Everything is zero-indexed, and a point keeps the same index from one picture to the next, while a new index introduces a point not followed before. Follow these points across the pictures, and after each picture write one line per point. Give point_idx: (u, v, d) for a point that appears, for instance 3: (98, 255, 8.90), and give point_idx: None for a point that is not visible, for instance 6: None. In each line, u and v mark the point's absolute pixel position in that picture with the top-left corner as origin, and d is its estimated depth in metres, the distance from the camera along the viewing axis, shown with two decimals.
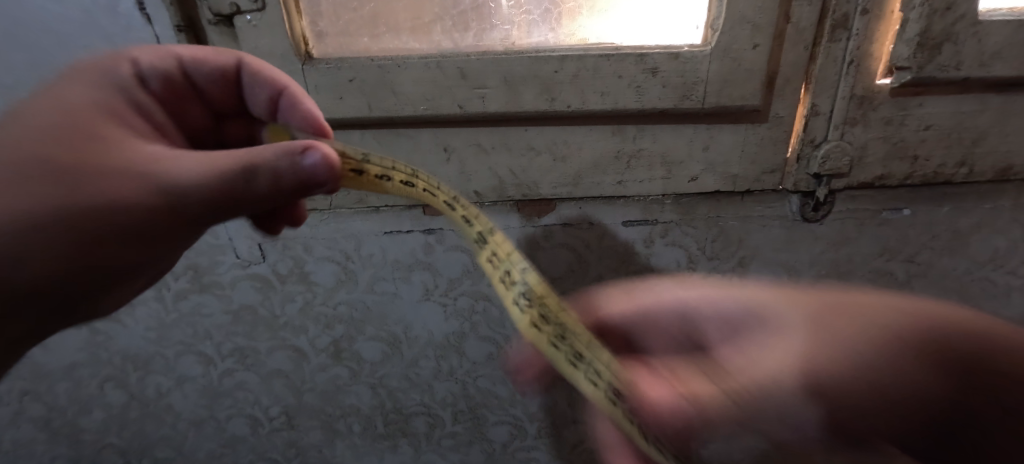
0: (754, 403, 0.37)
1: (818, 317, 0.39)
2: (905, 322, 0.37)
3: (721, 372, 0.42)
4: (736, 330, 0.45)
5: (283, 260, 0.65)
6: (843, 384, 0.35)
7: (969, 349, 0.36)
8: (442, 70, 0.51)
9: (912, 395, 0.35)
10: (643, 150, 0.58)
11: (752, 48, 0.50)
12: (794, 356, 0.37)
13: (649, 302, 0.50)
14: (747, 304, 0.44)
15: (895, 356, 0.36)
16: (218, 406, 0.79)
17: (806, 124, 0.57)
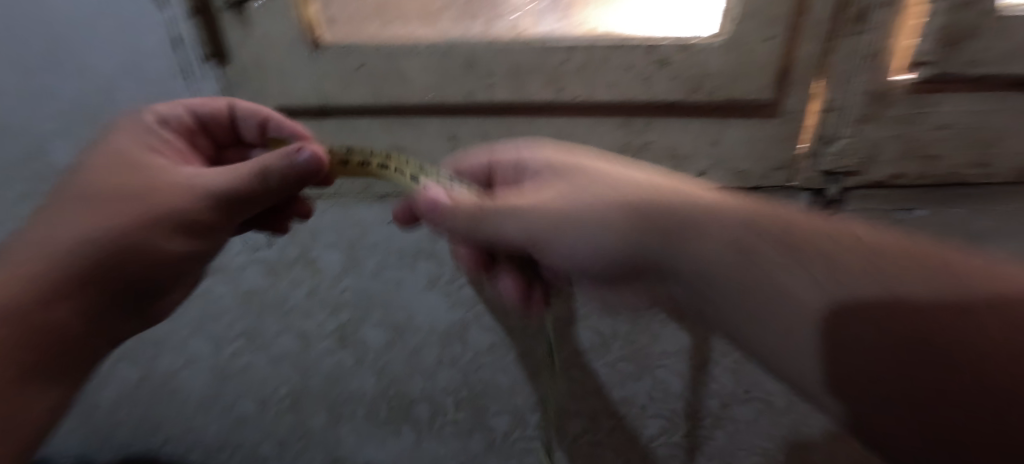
0: (558, 226, 0.42)
1: (679, 198, 0.42)
2: (772, 213, 0.40)
3: (537, 181, 0.45)
4: (559, 171, 0.45)
5: (292, 245, 0.66)
6: (643, 216, 0.41)
7: (866, 250, 0.36)
8: (449, 59, 0.51)
9: (733, 263, 0.39)
10: (650, 142, 0.57)
11: (764, 40, 0.49)
12: (612, 186, 0.42)
13: (507, 154, 0.49)
14: (572, 166, 0.45)
15: (755, 241, 0.38)
16: (226, 386, 0.81)
17: (818, 119, 0.56)
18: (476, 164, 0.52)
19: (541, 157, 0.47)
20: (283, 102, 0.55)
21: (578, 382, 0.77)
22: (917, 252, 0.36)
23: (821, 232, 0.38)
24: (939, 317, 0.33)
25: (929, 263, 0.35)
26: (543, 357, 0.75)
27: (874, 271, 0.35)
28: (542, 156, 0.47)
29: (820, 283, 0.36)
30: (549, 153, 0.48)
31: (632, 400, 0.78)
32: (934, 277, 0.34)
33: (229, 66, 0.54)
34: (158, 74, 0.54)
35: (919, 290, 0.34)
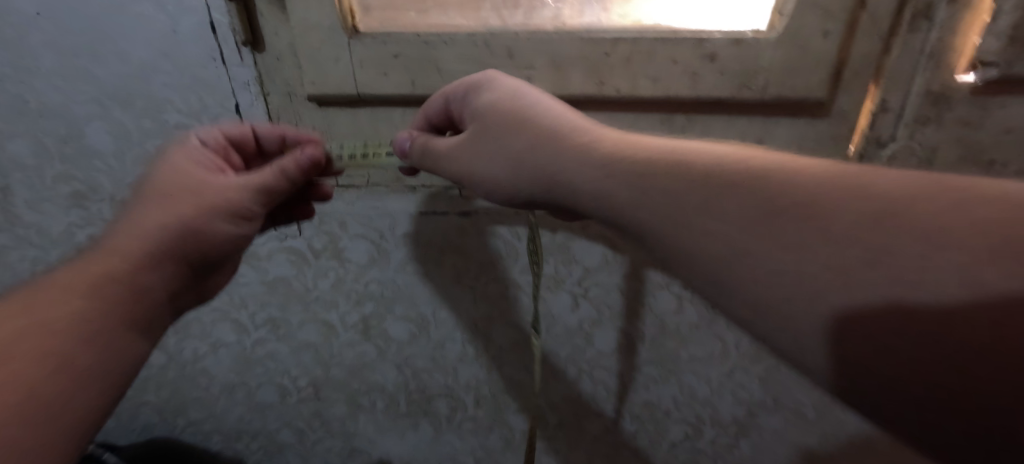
0: (491, 172, 0.46)
1: (602, 149, 0.41)
2: (704, 149, 0.37)
3: (474, 129, 0.47)
4: (494, 122, 0.46)
5: (319, 235, 0.65)
6: (564, 169, 0.42)
7: (786, 196, 0.32)
8: (489, 49, 0.49)
9: (643, 210, 0.37)
10: (692, 140, 0.55)
11: (821, 34, 0.46)
12: (539, 139, 0.44)
13: (454, 90, 0.48)
14: (512, 114, 0.45)
15: (662, 185, 0.37)
16: (249, 373, 0.81)
17: (873, 120, 0.53)
18: (434, 103, 0.49)
19: (487, 104, 0.46)
20: (316, 92, 0.54)
21: (602, 384, 0.75)
22: (853, 189, 0.31)
23: (757, 176, 0.34)
24: (842, 265, 0.29)
25: (869, 204, 0.30)
26: (568, 357, 0.73)
27: (791, 219, 0.31)
28: (487, 103, 0.46)
29: (716, 231, 0.34)
30: (499, 94, 0.47)
31: (658, 405, 0.75)
32: (868, 218, 0.30)
33: (262, 52, 0.54)
34: (194, 58, 0.54)
35: (827, 239, 0.30)
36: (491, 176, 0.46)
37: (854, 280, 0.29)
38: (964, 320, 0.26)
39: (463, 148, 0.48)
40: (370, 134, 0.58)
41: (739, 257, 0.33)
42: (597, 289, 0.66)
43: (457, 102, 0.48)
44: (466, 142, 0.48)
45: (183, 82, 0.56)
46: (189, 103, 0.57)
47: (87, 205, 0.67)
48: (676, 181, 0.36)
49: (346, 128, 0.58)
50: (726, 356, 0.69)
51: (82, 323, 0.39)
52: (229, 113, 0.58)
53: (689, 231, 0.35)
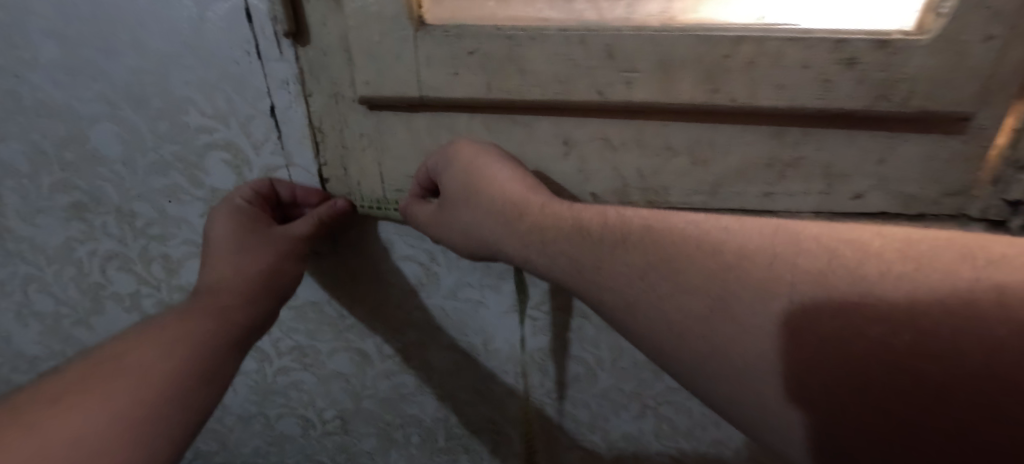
0: (455, 240, 0.49)
1: (528, 220, 0.45)
2: (618, 217, 0.42)
3: (444, 198, 0.48)
4: (456, 195, 0.47)
5: (359, 256, 0.57)
6: (500, 237, 0.46)
7: (665, 257, 0.38)
8: (585, 47, 0.41)
9: (557, 266, 0.43)
10: (805, 157, 0.48)
11: (983, 40, 0.39)
12: (486, 213, 0.46)
13: (432, 162, 0.48)
14: (467, 188, 0.46)
15: (577, 250, 0.42)
16: (269, 404, 0.73)
17: (1011, 140, 0.45)
18: (417, 178, 0.50)
19: (453, 181, 0.46)
20: (371, 94, 0.45)
21: (666, 422, 0.68)
22: (712, 256, 0.37)
23: (647, 239, 0.39)
24: (695, 319, 0.36)
25: (722, 272, 0.36)
26: (631, 392, 0.66)
27: (669, 278, 0.38)
28: (451, 178, 0.46)
29: (613, 287, 0.40)
30: (456, 165, 0.46)
31: (727, 444, 0.69)
32: (713, 284, 0.36)
33: (306, 46, 0.44)
34: (223, 52, 0.45)
35: (694, 303, 0.36)
36: (451, 240, 0.49)
37: (704, 333, 0.35)
38: (786, 372, 0.32)
39: (430, 219, 0.49)
40: (428, 144, 0.49)
41: (630, 309, 0.39)
42: None
43: (433, 173, 0.48)
44: (432, 214, 0.49)
45: (208, 80, 0.47)
46: (215, 105, 0.48)
47: (89, 219, 0.58)
48: (568, 245, 0.43)
49: (399, 136, 0.49)
50: None
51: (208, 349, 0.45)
52: (262, 117, 0.49)
53: (595, 286, 0.41)
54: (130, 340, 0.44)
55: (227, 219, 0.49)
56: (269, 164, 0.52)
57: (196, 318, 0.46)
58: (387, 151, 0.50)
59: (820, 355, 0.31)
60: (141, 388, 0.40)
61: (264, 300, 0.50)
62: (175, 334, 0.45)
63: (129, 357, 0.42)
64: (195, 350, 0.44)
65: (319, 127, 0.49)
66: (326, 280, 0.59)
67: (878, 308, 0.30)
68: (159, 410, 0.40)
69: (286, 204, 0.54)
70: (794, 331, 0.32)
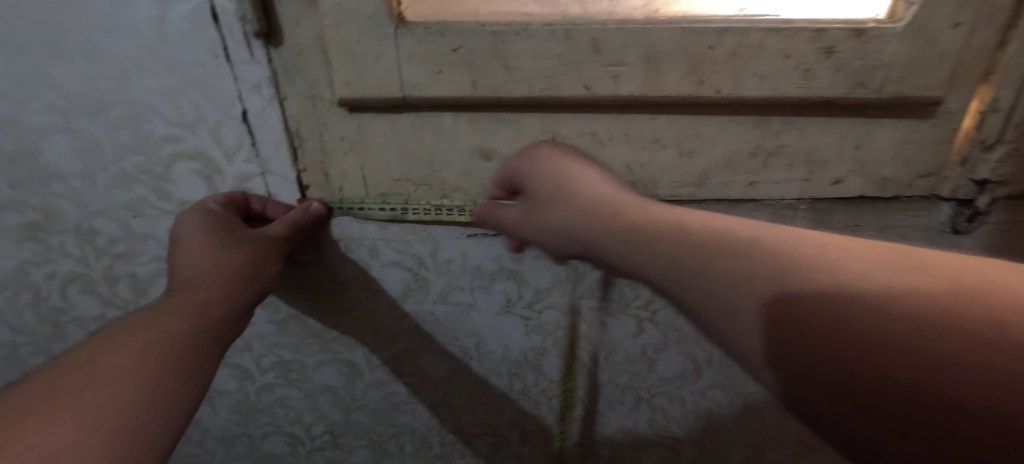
0: (545, 241, 0.46)
1: (629, 220, 0.39)
2: (722, 222, 0.35)
3: (533, 199, 0.45)
4: (548, 196, 0.44)
5: (345, 264, 0.55)
6: (595, 236, 0.41)
7: (766, 261, 0.30)
8: (571, 41, 0.40)
9: (651, 265, 0.36)
10: (785, 146, 0.49)
11: (951, 27, 0.41)
12: (581, 212, 0.42)
13: (517, 164, 0.46)
14: (558, 188, 0.43)
15: (673, 254, 0.35)
16: (253, 424, 0.70)
17: (978, 120, 0.48)
18: (500, 179, 0.47)
19: (543, 182, 0.44)
20: (351, 95, 0.42)
21: (661, 412, 0.69)
22: (819, 262, 0.28)
23: (750, 242, 0.32)
24: (784, 331, 0.28)
25: (835, 282, 0.27)
26: (626, 384, 0.66)
27: (767, 285, 0.29)
28: (541, 179, 0.44)
29: (706, 291, 0.32)
30: (547, 168, 0.44)
31: (719, 428, 0.70)
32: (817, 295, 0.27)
33: (278, 47, 0.41)
34: (187, 54, 0.41)
35: (785, 315, 0.28)
36: (543, 243, 0.46)
37: (795, 349, 0.27)
38: (861, 401, 0.24)
39: (521, 221, 0.46)
40: (411, 144, 0.47)
41: (722, 314, 0.31)
42: (665, 312, 0.60)
43: (517, 175, 0.46)
44: (522, 217, 0.46)
45: (171, 84, 0.43)
46: (181, 112, 0.44)
47: (45, 239, 0.54)
48: (660, 245, 0.36)
49: (382, 138, 0.47)
50: None
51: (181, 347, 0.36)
52: (232, 123, 0.45)
53: (687, 291, 0.33)
54: (100, 342, 0.35)
55: (197, 222, 0.44)
56: (242, 173, 0.48)
57: (171, 314, 0.38)
58: (370, 153, 0.47)
59: (907, 387, 0.23)
60: (123, 390, 0.32)
61: (244, 295, 0.42)
62: (154, 328, 0.36)
63: (98, 361, 0.33)
64: (177, 347, 0.36)
65: (296, 131, 0.46)
66: (300, 294, 0.57)
67: (1009, 340, 0.22)
68: (147, 415, 0.32)
69: (259, 219, 0.50)
70: (885, 355, 0.24)
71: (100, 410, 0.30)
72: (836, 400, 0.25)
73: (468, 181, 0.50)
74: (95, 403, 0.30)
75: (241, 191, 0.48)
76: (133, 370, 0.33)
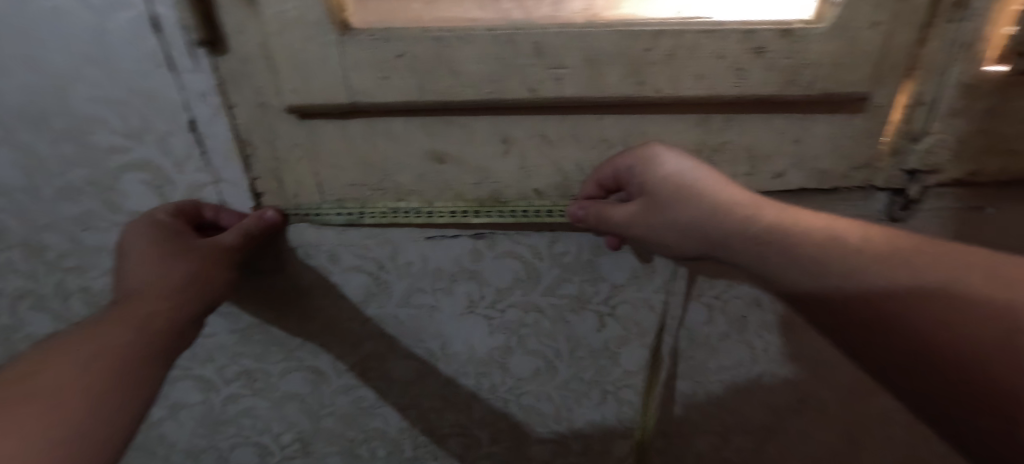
0: (669, 241, 0.48)
1: (765, 220, 0.44)
2: (868, 232, 0.42)
3: (647, 201, 0.47)
4: (665, 197, 0.46)
5: (305, 270, 0.55)
6: (740, 239, 0.45)
7: (907, 268, 0.39)
8: (514, 45, 0.42)
9: (793, 268, 0.43)
10: (727, 141, 0.51)
11: (871, 26, 0.43)
12: (716, 210, 0.45)
13: (623, 163, 0.47)
14: (680, 188, 0.45)
15: (825, 260, 0.42)
16: (219, 436, 0.69)
17: (907, 114, 0.51)
18: (603, 175, 0.48)
19: (661, 180, 0.45)
20: (299, 101, 0.43)
21: (627, 405, 0.70)
22: (947, 272, 0.38)
23: (895, 251, 0.40)
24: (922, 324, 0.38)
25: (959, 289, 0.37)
26: (591, 379, 0.67)
27: (903, 286, 0.39)
28: (659, 177, 0.45)
29: (850, 287, 0.41)
30: (670, 172, 0.45)
31: (684, 418, 0.72)
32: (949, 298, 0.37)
33: (224, 56, 0.42)
34: (131, 64, 0.41)
35: (918, 312, 0.38)
36: (667, 242, 0.48)
37: (926, 337, 0.38)
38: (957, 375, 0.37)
39: (638, 220, 0.47)
40: (364, 150, 0.48)
41: (868, 307, 0.40)
42: (625, 306, 0.61)
43: (623, 175, 0.47)
44: (637, 216, 0.47)
45: (117, 95, 0.43)
46: (127, 122, 0.44)
47: None
48: (808, 250, 0.42)
49: (334, 144, 0.47)
50: (753, 363, 0.67)
51: (122, 359, 0.36)
52: (181, 132, 0.45)
53: (834, 287, 0.41)
54: (37, 355, 0.34)
55: (146, 232, 0.44)
56: (193, 182, 0.48)
57: (114, 325, 0.37)
58: (323, 159, 0.48)
59: (981, 371, 0.35)
60: (57, 406, 0.32)
61: (191, 307, 0.41)
62: (94, 340, 0.36)
63: (33, 376, 0.33)
64: (118, 358, 0.36)
65: (247, 138, 0.46)
66: (261, 303, 0.57)
67: None
68: (85, 433, 0.32)
69: (213, 228, 0.49)
70: (976, 349, 0.36)
71: (23, 436, 0.29)
72: (930, 373, 0.38)
73: (423, 184, 0.50)
74: (18, 429, 0.29)
75: (194, 200, 0.48)
76: (70, 385, 0.33)
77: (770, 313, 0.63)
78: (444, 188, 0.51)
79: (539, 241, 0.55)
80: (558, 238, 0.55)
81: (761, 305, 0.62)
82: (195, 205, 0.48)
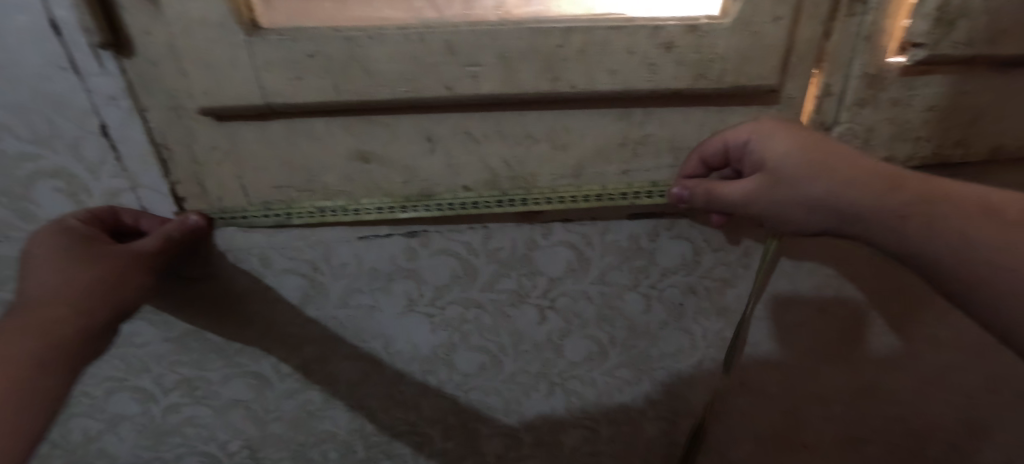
0: (792, 215, 0.49)
1: (904, 189, 0.46)
2: (997, 200, 0.46)
3: (767, 176, 0.48)
4: (794, 173, 0.47)
5: (237, 275, 0.55)
6: (871, 210, 0.47)
7: None
8: (425, 44, 0.42)
9: (926, 234, 0.46)
10: (650, 135, 0.52)
11: (772, 20, 0.45)
12: (841, 183, 0.47)
13: (733, 137, 0.49)
14: (809, 163, 0.46)
15: (937, 225, 0.46)
16: (164, 447, 0.68)
17: (817, 104, 0.54)
18: (711, 150, 0.50)
19: (783, 154, 0.47)
20: (211, 104, 0.43)
21: (575, 395, 0.72)
22: None
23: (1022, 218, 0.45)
24: None
25: None
26: (537, 371, 0.68)
27: None
28: (779, 150, 0.47)
29: (981, 247, 0.44)
30: (794, 145, 0.47)
31: (632, 406, 0.74)
32: None
33: (131, 59, 0.41)
34: (33, 68, 0.41)
35: None
36: (787, 216, 0.49)
37: None
38: None
39: (753, 194, 0.49)
40: (287, 151, 0.48)
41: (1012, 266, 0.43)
42: (564, 299, 0.62)
43: (737, 149, 0.49)
44: (755, 190, 0.49)
45: (20, 101, 0.42)
46: (35, 128, 0.44)
47: None
48: (941, 211, 0.46)
49: (255, 146, 0.47)
50: (694, 349, 0.69)
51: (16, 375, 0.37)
52: (94, 137, 0.45)
53: (969, 245, 0.45)
54: None
55: (54, 236, 0.43)
56: (111, 187, 0.48)
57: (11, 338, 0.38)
58: (245, 162, 0.48)
59: None
60: None
61: (101, 315, 0.41)
62: None
63: None
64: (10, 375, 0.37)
65: (164, 142, 0.46)
66: (195, 309, 0.56)
67: None
68: None
69: (135, 231, 0.49)
70: None
71: None
72: None
73: (351, 185, 0.51)
74: None
75: (113, 205, 0.48)
76: None
77: (705, 300, 0.65)
78: (373, 188, 0.51)
79: (472, 237, 0.56)
80: (492, 234, 0.56)
81: (696, 292, 0.64)
82: (114, 210, 0.48)
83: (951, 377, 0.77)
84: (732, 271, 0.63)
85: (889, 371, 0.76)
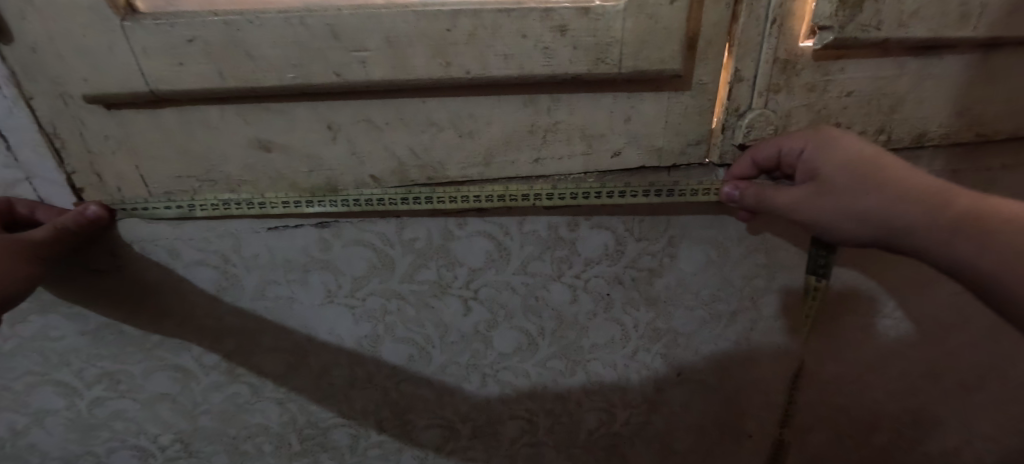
0: (839, 225, 0.50)
1: (959, 205, 0.47)
2: None
3: (820, 186, 0.50)
4: (847, 183, 0.49)
5: (147, 266, 0.54)
6: (924, 225, 0.47)
7: None
8: (307, 29, 0.41)
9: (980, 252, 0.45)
10: (559, 122, 0.51)
11: (668, 3, 0.44)
12: (897, 196, 0.48)
13: (789, 145, 0.51)
14: (863, 175, 0.48)
15: (994, 242, 0.45)
16: (93, 441, 0.68)
17: (731, 91, 0.52)
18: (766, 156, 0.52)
19: (837, 165, 0.48)
20: (95, 91, 0.42)
21: (509, 386, 0.71)
22: None
23: None
24: None
25: None
26: (467, 362, 0.68)
27: None
28: (833, 161, 0.48)
29: None
30: (850, 157, 0.48)
31: (569, 397, 0.74)
32: None
33: (8, 46, 0.41)
34: None
35: None
36: (838, 226, 0.50)
37: None
38: None
39: (802, 201, 0.51)
40: (182, 140, 0.47)
41: None
42: (487, 290, 0.62)
43: (790, 155, 0.51)
44: (806, 197, 0.51)
45: None
46: None
47: None
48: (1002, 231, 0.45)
49: (149, 135, 0.46)
50: (627, 340, 0.69)
51: None
52: None
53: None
54: None
55: None
56: (6, 178, 0.47)
57: None
58: (141, 151, 0.47)
59: None
60: None
61: None
62: None
63: None
64: None
65: (54, 131, 0.45)
66: (108, 302, 0.56)
67: None
68: None
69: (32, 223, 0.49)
70: None
71: None
72: None
73: (254, 175, 0.50)
74: None
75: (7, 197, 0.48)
76: None
77: (632, 290, 0.64)
78: (278, 178, 0.50)
79: (386, 227, 0.56)
80: (405, 225, 0.56)
81: (622, 283, 0.63)
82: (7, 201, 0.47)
83: (890, 367, 0.77)
84: (657, 261, 0.62)
85: (829, 361, 0.76)
